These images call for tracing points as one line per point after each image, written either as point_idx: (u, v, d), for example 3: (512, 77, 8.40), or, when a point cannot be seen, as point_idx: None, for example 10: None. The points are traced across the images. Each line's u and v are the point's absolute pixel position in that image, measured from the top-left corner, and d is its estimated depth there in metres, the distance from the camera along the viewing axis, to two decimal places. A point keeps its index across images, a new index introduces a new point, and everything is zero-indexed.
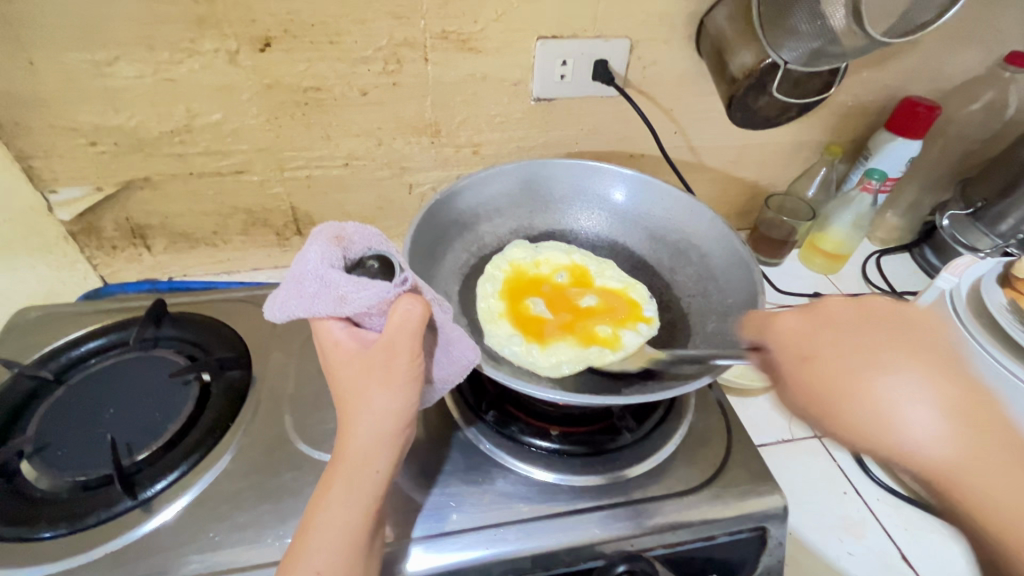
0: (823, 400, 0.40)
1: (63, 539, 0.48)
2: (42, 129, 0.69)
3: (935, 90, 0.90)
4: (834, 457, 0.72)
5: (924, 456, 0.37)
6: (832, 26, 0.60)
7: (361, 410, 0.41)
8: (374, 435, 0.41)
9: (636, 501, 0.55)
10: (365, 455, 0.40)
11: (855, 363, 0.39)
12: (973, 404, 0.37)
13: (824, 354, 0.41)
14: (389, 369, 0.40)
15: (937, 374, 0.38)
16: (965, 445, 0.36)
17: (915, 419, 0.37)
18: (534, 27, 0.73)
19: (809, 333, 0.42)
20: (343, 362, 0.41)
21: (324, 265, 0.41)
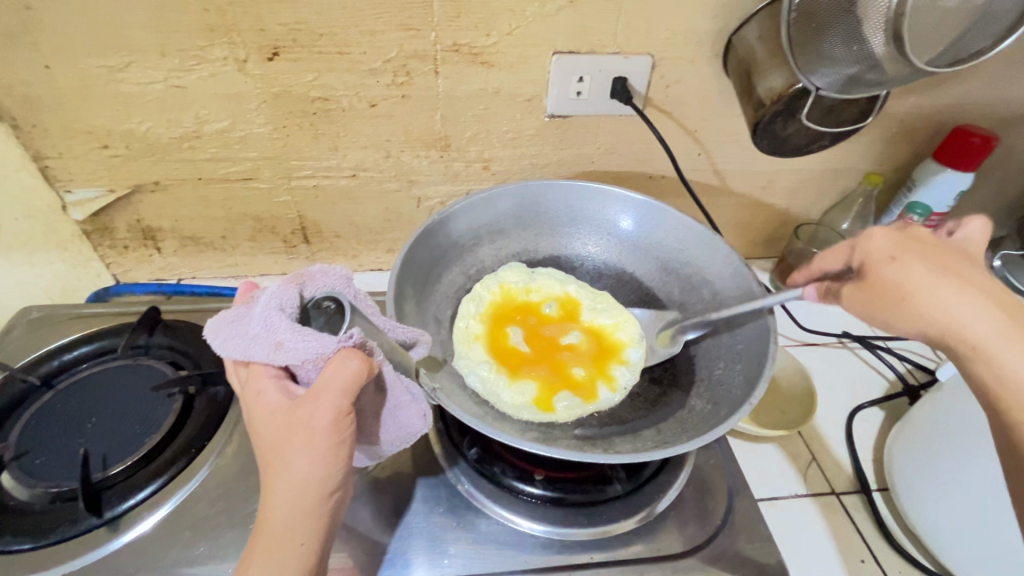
0: (903, 291, 0.49)
1: (27, 554, 0.47)
2: (59, 132, 0.70)
3: (992, 119, 0.82)
4: (853, 520, 0.65)
5: (968, 328, 0.45)
6: (872, 52, 0.55)
7: (280, 478, 0.38)
8: (299, 503, 0.38)
9: (620, 561, 0.52)
10: (288, 526, 0.38)
11: (933, 269, 0.48)
12: (1005, 304, 0.46)
13: (910, 261, 0.50)
14: (311, 431, 0.38)
15: (976, 282, 0.47)
16: (1005, 326, 0.44)
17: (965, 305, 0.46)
18: (550, 42, 0.70)
19: (901, 243, 0.51)
20: (268, 417, 0.39)
21: (271, 308, 0.38)
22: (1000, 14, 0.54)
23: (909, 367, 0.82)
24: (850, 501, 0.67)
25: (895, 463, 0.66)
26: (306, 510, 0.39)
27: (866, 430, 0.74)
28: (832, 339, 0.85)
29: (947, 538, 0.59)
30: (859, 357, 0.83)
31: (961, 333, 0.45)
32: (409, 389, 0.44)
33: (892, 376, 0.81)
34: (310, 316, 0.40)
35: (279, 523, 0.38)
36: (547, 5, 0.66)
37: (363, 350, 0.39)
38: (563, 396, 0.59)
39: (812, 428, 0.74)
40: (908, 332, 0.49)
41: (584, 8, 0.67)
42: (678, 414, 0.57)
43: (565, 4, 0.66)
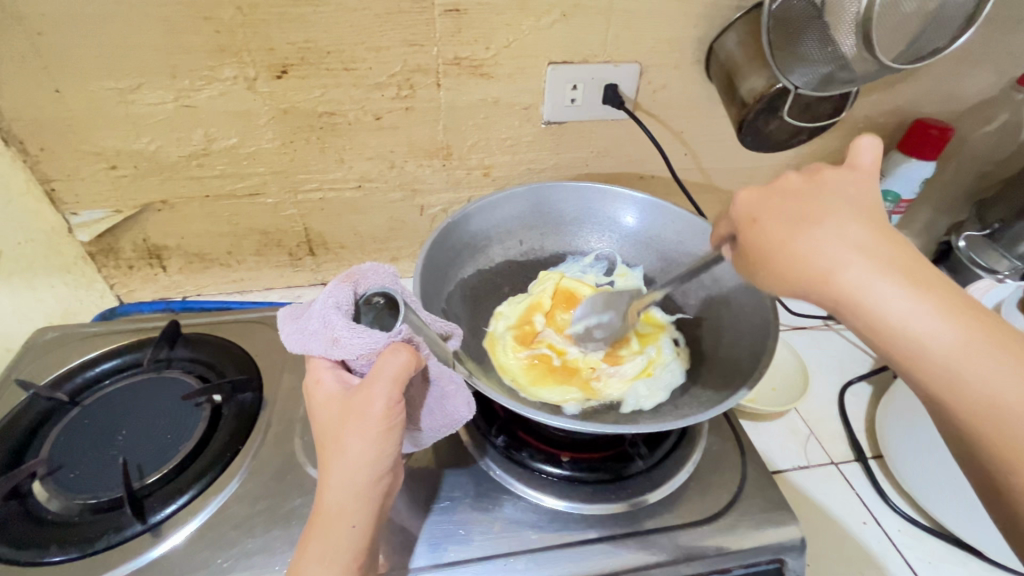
0: (789, 220, 0.45)
1: (74, 563, 0.48)
2: (67, 154, 0.71)
3: (948, 112, 0.89)
4: (852, 485, 0.70)
5: (900, 308, 0.39)
6: (843, 53, 0.61)
7: (818, 217, 0.43)
8: (850, 254, 0.41)
9: (650, 531, 0.55)
10: (844, 258, 0.41)
11: (793, 220, 0.44)
12: (880, 244, 0.41)
13: (769, 217, 0.46)
14: (863, 196, 0.45)
15: (855, 224, 0.42)
16: (898, 278, 0.40)
17: (821, 239, 0.42)
18: (544, 54, 0.74)
19: (767, 200, 0.47)
20: (779, 214, 0.45)
21: (329, 306, 0.41)
22: (951, 16, 0.61)
23: None
24: (848, 468, 0.71)
25: (885, 430, 0.70)
26: (837, 281, 0.41)
27: (857, 403, 0.79)
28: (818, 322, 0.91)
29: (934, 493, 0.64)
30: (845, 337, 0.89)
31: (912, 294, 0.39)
32: (453, 379, 0.47)
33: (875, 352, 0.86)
34: (361, 312, 0.43)
35: (814, 248, 0.42)
36: (542, 19, 0.71)
37: (410, 344, 0.43)
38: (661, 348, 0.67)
39: (809, 404, 0.79)
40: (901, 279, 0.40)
41: (575, 21, 0.72)
42: (692, 390, 0.62)
43: (558, 17, 0.71)
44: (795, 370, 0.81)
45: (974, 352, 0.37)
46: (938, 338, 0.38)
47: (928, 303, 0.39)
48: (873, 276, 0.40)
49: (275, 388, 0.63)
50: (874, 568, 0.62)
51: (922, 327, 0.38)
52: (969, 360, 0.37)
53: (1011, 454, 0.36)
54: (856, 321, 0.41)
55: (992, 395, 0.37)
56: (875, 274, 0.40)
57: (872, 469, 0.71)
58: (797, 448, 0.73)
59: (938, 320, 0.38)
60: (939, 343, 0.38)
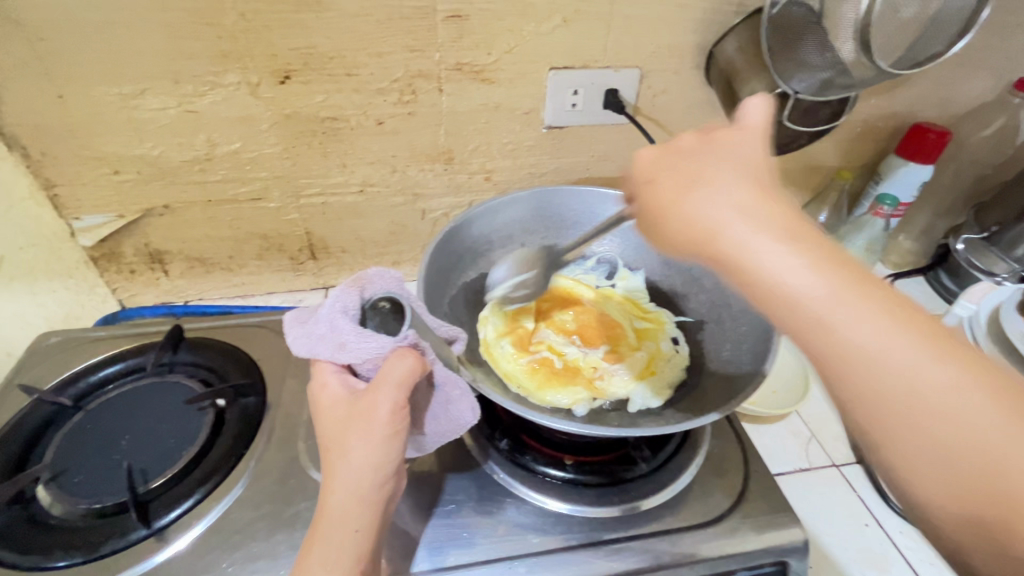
0: (679, 183, 0.42)
1: (78, 568, 0.48)
2: (70, 159, 0.72)
3: (945, 116, 0.90)
4: (853, 487, 0.70)
5: (783, 268, 0.36)
6: (842, 58, 0.62)
7: (703, 180, 0.41)
8: (730, 213, 0.38)
9: (652, 534, 0.55)
10: (728, 221, 0.38)
11: (685, 181, 0.42)
12: (762, 204, 0.39)
13: (663, 178, 0.43)
14: (756, 159, 0.42)
15: (740, 184, 0.40)
16: (780, 237, 0.37)
17: (707, 199, 0.40)
18: (545, 59, 0.75)
19: (664, 159, 0.44)
20: (674, 174, 0.43)
21: (336, 311, 0.42)
22: (947, 22, 0.62)
23: None
24: (850, 471, 0.72)
25: None
26: (722, 243, 0.38)
27: None
28: None
29: None
30: None
31: (792, 252, 0.36)
32: (458, 384, 0.48)
33: None
34: (368, 317, 0.43)
35: (696, 211, 0.40)
36: (543, 25, 0.71)
37: (416, 350, 0.43)
38: (660, 347, 0.68)
39: (810, 407, 0.79)
40: (783, 237, 0.37)
41: (576, 27, 0.72)
42: (693, 395, 0.62)
43: (559, 23, 0.71)
44: (795, 373, 0.81)
45: (849, 309, 0.34)
46: (819, 298, 0.35)
47: (805, 260, 0.35)
48: (751, 236, 0.37)
49: (278, 392, 0.63)
50: (876, 571, 0.62)
51: (796, 286, 0.35)
52: (844, 316, 0.34)
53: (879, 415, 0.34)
54: (738, 282, 0.38)
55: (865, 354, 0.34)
56: (756, 234, 0.37)
57: (873, 472, 0.71)
58: (798, 451, 0.73)
59: (814, 278, 0.35)
60: (822, 305, 0.34)
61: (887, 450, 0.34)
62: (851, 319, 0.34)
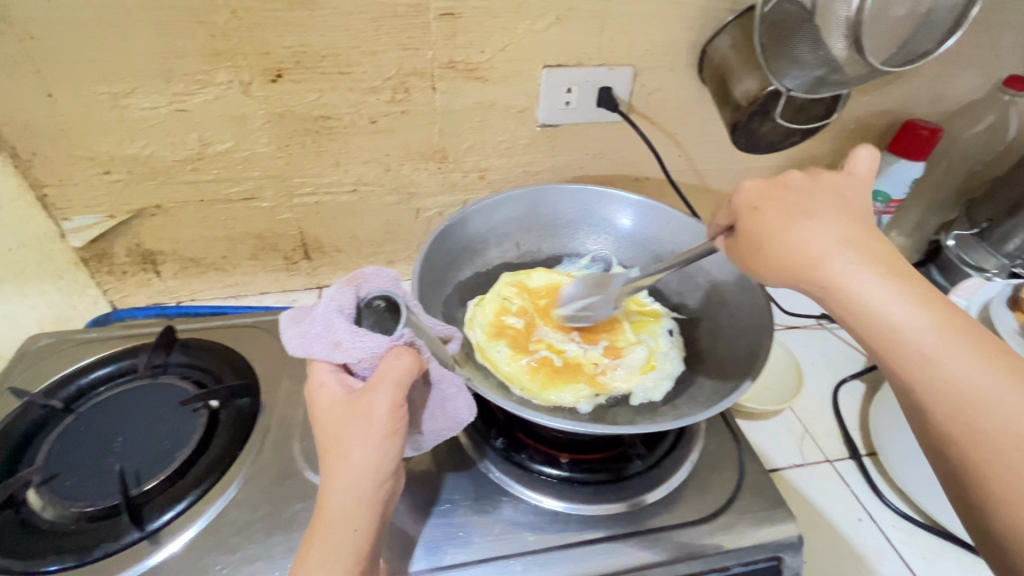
0: (777, 218, 0.48)
1: (71, 572, 0.47)
2: (60, 159, 0.71)
3: (936, 113, 0.90)
4: (847, 482, 0.70)
5: (882, 299, 0.42)
6: (834, 56, 0.62)
7: (807, 215, 0.47)
8: (828, 246, 0.45)
9: (649, 531, 0.55)
10: (832, 252, 0.44)
11: (790, 214, 0.47)
12: (871, 243, 0.45)
13: (770, 209, 0.48)
14: (852, 202, 0.49)
15: (848, 224, 0.46)
16: (875, 268, 0.43)
17: (808, 234, 0.46)
18: (539, 57, 0.74)
19: (772, 193, 0.50)
20: (781, 206, 0.48)
21: (331, 309, 0.41)
22: (939, 19, 0.62)
23: None
24: (843, 466, 0.72)
25: (879, 427, 0.71)
26: (827, 273, 0.44)
27: (851, 401, 0.80)
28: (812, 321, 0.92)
29: (928, 490, 0.65)
30: (838, 335, 0.90)
31: (877, 284, 0.43)
32: (454, 381, 0.47)
33: None
34: (363, 315, 0.43)
35: (799, 241, 0.46)
36: (537, 23, 0.71)
37: (412, 348, 0.43)
38: (657, 339, 0.68)
39: (804, 403, 0.79)
40: (871, 271, 0.43)
41: (570, 25, 0.72)
42: (689, 392, 0.63)
43: (553, 21, 0.71)
44: (790, 369, 0.82)
45: (939, 336, 0.41)
46: (901, 324, 0.41)
47: (899, 292, 0.42)
48: (855, 269, 0.43)
49: (273, 392, 0.63)
50: (869, 565, 0.63)
51: (896, 314, 0.42)
52: (934, 341, 0.40)
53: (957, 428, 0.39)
54: (837, 308, 0.45)
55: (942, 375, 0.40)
56: (858, 267, 0.43)
57: (866, 467, 0.72)
58: (793, 446, 0.74)
59: (908, 306, 0.42)
60: (906, 329, 0.41)
61: (968, 464, 0.39)
62: (926, 342, 0.41)
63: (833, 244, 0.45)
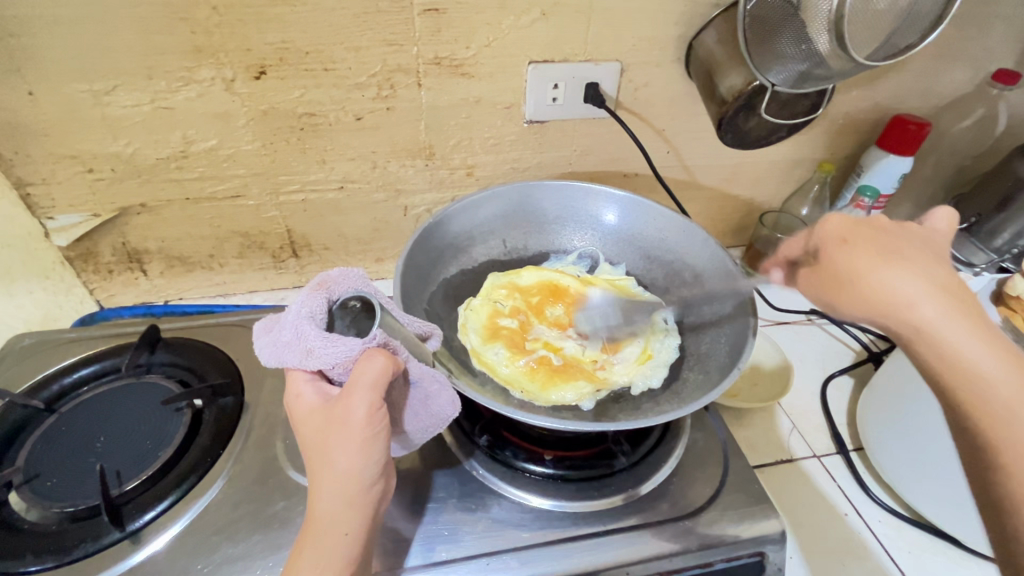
0: (869, 255, 0.48)
1: (50, 573, 0.47)
2: (42, 157, 0.70)
3: (925, 107, 0.90)
4: (833, 477, 0.70)
5: (980, 360, 0.43)
6: (817, 49, 0.62)
7: (903, 258, 0.47)
8: (920, 294, 0.45)
9: (633, 527, 0.55)
10: (925, 301, 0.45)
11: (882, 251, 0.48)
12: (962, 297, 0.46)
13: (860, 245, 0.49)
14: (939, 249, 0.50)
15: (938, 272, 0.47)
16: (955, 321, 0.44)
17: (906, 279, 0.46)
18: (525, 53, 0.74)
19: (858, 228, 0.50)
20: (870, 243, 0.49)
21: (302, 317, 0.41)
22: (922, 13, 0.62)
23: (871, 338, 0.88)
24: (830, 461, 0.72)
25: (865, 423, 0.71)
26: (920, 318, 0.45)
27: (839, 396, 0.80)
28: (802, 316, 0.92)
29: (913, 485, 0.65)
30: (827, 331, 0.90)
31: (956, 341, 0.44)
32: (435, 378, 0.47)
33: (857, 346, 0.87)
34: (337, 317, 0.43)
35: (891, 284, 0.46)
36: (521, 18, 0.71)
37: (387, 349, 0.42)
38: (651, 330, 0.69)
39: (792, 398, 0.79)
40: (975, 328, 0.44)
41: (555, 20, 0.72)
42: (674, 389, 0.63)
43: (538, 16, 0.71)
44: (778, 365, 0.82)
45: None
46: (1003, 386, 0.42)
47: (997, 355, 0.43)
48: (950, 321, 0.44)
49: (257, 391, 0.63)
50: (854, 560, 0.63)
51: (990, 369, 0.43)
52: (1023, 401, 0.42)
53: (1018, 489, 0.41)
54: (926, 354, 0.45)
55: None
56: (958, 321, 0.44)
57: (853, 462, 0.72)
58: (780, 442, 0.74)
59: (1005, 370, 0.43)
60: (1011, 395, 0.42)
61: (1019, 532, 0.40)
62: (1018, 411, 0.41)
63: (921, 292, 0.45)
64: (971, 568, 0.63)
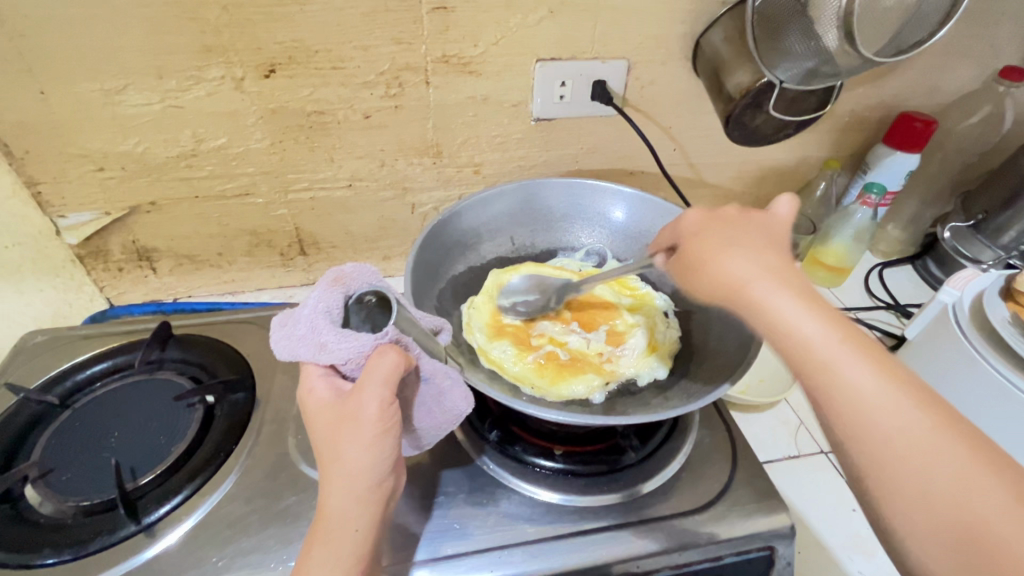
0: (709, 245, 0.48)
1: (67, 566, 0.48)
2: (54, 156, 0.71)
3: (931, 104, 0.90)
4: (841, 473, 0.71)
5: (799, 329, 0.40)
6: (826, 47, 0.62)
7: (740, 244, 0.47)
8: (749, 273, 0.44)
9: (641, 522, 0.55)
10: (752, 277, 0.44)
11: (725, 239, 0.48)
12: (793, 273, 0.44)
13: (707, 237, 0.49)
14: (779, 235, 0.49)
15: (767, 253, 0.46)
16: (786, 292, 0.43)
17: (734, 261, 0.45)
18: (532, 51, 0.74)
19: (708, 221, 0.51)
20: (718, 233, 0.49)
21: (318, 311, 0.42)
22: (928, 11, 0.62)
23: (879, 335, 0.88)
24: (838, 457, 0.72)
25: None
26: (749, 295, 0.43)
27: None
28: None
29: None
30: None
31: (790, 317, 0.41)
32: (447, 375, 0.48)
33: None
34: (353, 312, 0.44)
35: (723, 267, 0.46)
36: (529, 17, 0.71)
37: (399, 346, 0.43)
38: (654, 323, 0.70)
39: (799, 395, 0.79)
40: (786, 299, 0.42)
41: (562, 18, 0.72)
42: (682, 383, 0.63)
43: (545, 15, 0.71)
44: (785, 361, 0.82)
45: (858, 369, 0.38)
46: (832, 354, 0.39)
47: (816, 321, 0.41)
48: (775, 292, 0.43)
49: (268, 387, 0.63)
50: (862, 555, 0.63)
51: (812, 335, 0.40)
52: (850, 369, 0.38)
53: (867, 460, 0.37)
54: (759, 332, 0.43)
55: (865, 398, 0.38)
56: (777, 292, 0.43)
57: None
58: (787, 438, 0.74)
59: (822, 333, 0.40)
60: (832, 360, 0.39)
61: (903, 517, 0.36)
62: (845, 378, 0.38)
63: (753, 268, 0.45)
64: None
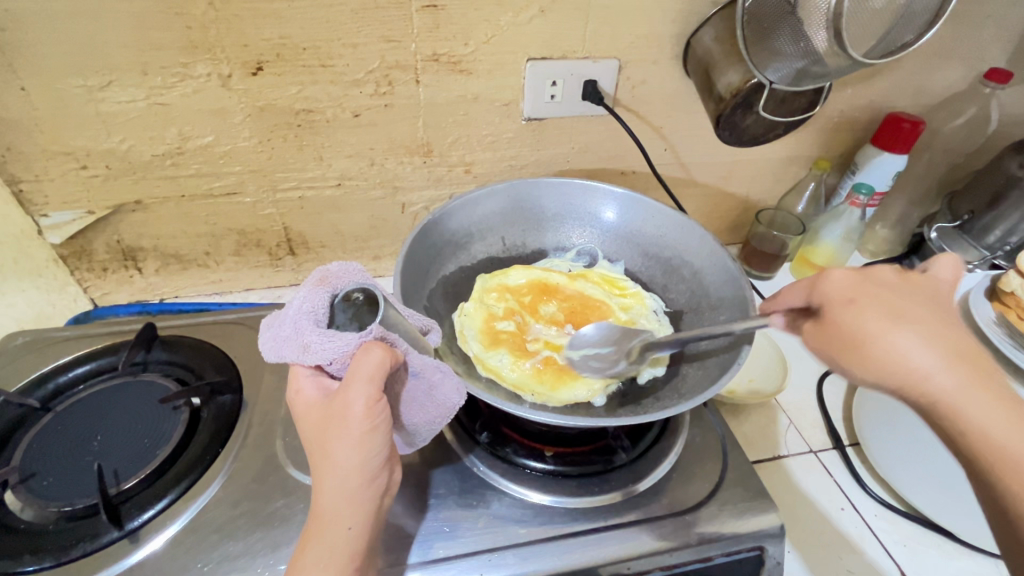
0: (869, 322, 0.44)
1: (48, 573, 0.47)
2: (35, 154, 0.69)
3: (918, 106, 0.91)
4: (830, 472, 0.71)
5: (998, 435, 0.40)
6: (815, 48, 0.62)
7: (910, 320, 0.44)
8: (928, 366, 0.42)
9: (632, 523, 0.55)
10: (938, 371, 0.42)
11: (894, 312, 0.44)
12: (974, 364, 0.43)
13: (868, 305, 0.45)
14: (945, 304, 0.47)
15: (941, 335, 0.44)
16: (969, 387, 0.42)
17: (909, 348, 0.43)
18: (523, 49, 0.74)
19: (860, 283, 0.47)
20: (876, 301, 0.45)
21: (301, 313, 0.41)
22: (917, 13, 0.62)
23: None
24: (827, 456, 0.73)
25: (862, 418, 0.72)
26: (928, 388, 0.42)
27: (835, 392, 0.81)
28: None
29: (908, 479, 0.65)
30: None
31: (965, 413, 0.41)
32: (438, 369, 0.47)
33: None
34: (339, 311, 0.43)
35: (899, 354, 0.43)
36: (520, 15, 0.71)
37: (385, 342, 0.42)
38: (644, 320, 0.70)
39: (789, 394, 0.80)
40: (981, 403, 0.41)
41: (554, 17, 0.72)
42: (673, 383, 0.63)
43: (536, 13, 0.71)
44: (774, 360, 0.82)
45: None
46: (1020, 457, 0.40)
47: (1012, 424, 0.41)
48: (974, 393, 0.42)
49: (256, 388, 0.62)
50: (851, 552, 0.63)
51: (1010, 443, 0.40)
52: None
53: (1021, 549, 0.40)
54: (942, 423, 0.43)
55: None
56: (975, 391, 0.42)
57: (849, 457, 0.73)
58: (777, 437, 0.74)
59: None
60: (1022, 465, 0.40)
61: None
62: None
63: (930, 356, 0.43)
64: (965, 561, 0.63)
